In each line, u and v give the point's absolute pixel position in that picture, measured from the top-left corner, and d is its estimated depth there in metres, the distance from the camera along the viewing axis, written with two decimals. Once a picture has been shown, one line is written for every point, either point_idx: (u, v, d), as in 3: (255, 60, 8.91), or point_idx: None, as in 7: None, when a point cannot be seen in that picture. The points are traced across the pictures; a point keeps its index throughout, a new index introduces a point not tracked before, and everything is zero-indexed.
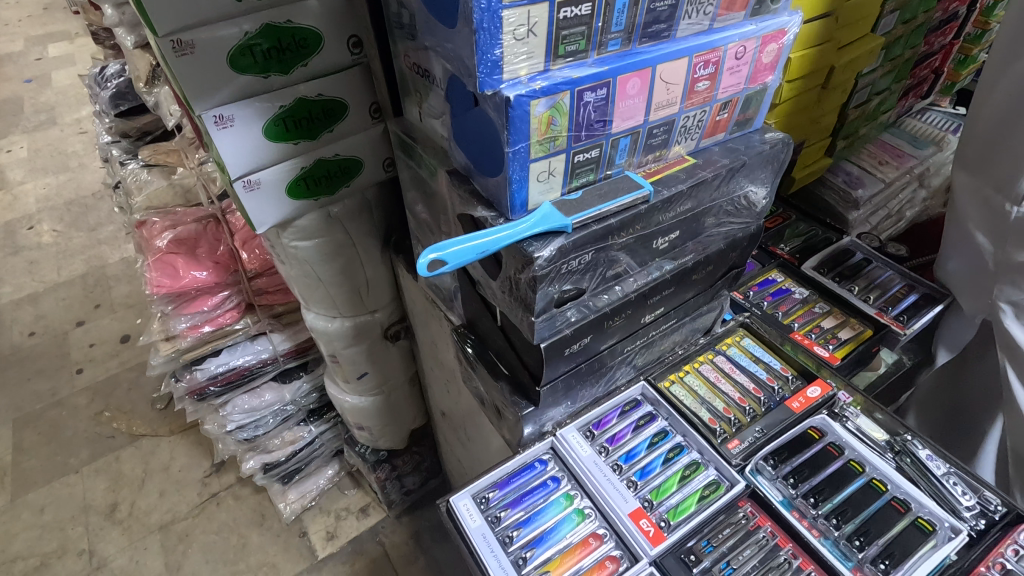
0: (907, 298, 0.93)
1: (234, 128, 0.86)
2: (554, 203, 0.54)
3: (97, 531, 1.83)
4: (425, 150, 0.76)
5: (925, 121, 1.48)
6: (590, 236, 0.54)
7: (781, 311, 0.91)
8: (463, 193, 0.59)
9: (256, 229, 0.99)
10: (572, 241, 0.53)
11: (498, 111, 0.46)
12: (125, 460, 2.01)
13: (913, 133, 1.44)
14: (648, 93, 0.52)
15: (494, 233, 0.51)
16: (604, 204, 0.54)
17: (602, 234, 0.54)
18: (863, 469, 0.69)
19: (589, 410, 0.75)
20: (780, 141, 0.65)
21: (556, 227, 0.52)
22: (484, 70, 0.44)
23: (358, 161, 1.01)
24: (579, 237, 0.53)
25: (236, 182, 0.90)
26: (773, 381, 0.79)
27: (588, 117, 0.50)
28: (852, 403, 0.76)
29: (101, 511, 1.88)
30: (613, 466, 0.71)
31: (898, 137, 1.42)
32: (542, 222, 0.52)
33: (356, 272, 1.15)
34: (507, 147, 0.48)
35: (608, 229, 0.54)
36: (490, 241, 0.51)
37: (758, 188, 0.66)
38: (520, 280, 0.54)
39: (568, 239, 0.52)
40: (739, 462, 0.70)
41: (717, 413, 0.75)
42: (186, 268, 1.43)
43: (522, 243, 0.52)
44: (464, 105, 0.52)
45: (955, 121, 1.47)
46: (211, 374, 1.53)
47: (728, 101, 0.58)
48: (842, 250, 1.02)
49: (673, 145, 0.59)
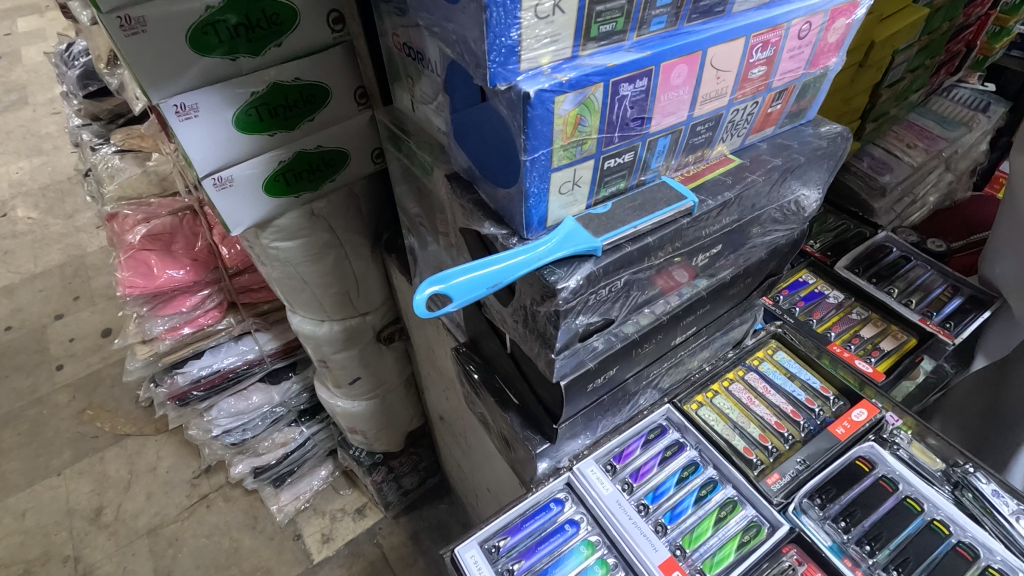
0: (952, 302, 0.85)
1: (200, 119, 0.75)
2: (579, 219, 0.45)
3: (82, 536, 1.76)
4: (419, 146, 0.65)
5: (953, 99, 1.37)
6: (621, 259, 0.44)
7: (815, 319, 0.82)
8: (466, 204, 0.50)
9: (231, 231, 0.89)
10: (600, 267, 0.43)
11: (513, 110, 0.36)
12: (110, 461, 1.92)
13: (942, 113, 1.32)
14: (696, 83, 0.42)
15: (506, 259, 0.42)
16: (640, 219, 0.44)
17: (635, 255, 0.45)
18: (922, 508, 0.62)
19: (609, 439, 0.67)
20: (838, 135, 0.55)
21: (583, 250, 0.43)
22: (496, 58, 0.34)
23: (343, 153, 0.90)
24: (607, 261, 0.43)
25: (205, 179, 0.80)
26: (813, 402, 0.71)
27: (624, 114, 0.40)
28: (902, 427, 0.69)
29: (85, 516, 1.80)
30: (639, 507, 0.63)
31: (925, 117, 1.31)
32: (566, 244, 0.43)
33: (344, 273, 1.05)
34: (524, 155, 0.38)
35: (643, 250, 0.45)
36: (505, 271, 0.41)
37: (809, 191, 0.57)
38: (538, 312, 0.45)
39: (596, 265, 0.43)
40: (781, 501, 0.62)
41: (752, 441, 0.67)
42: (161, 266, 1.30)
43: (543, 270, 0.43)
44: (469, 99, 0.42)
45: (984, 99, 1.38)
46: (194, 378, 1.44)
47: (784, 90, 0.48)
48: (876, 246, 0.94)
49: (718, 144, 0.49)
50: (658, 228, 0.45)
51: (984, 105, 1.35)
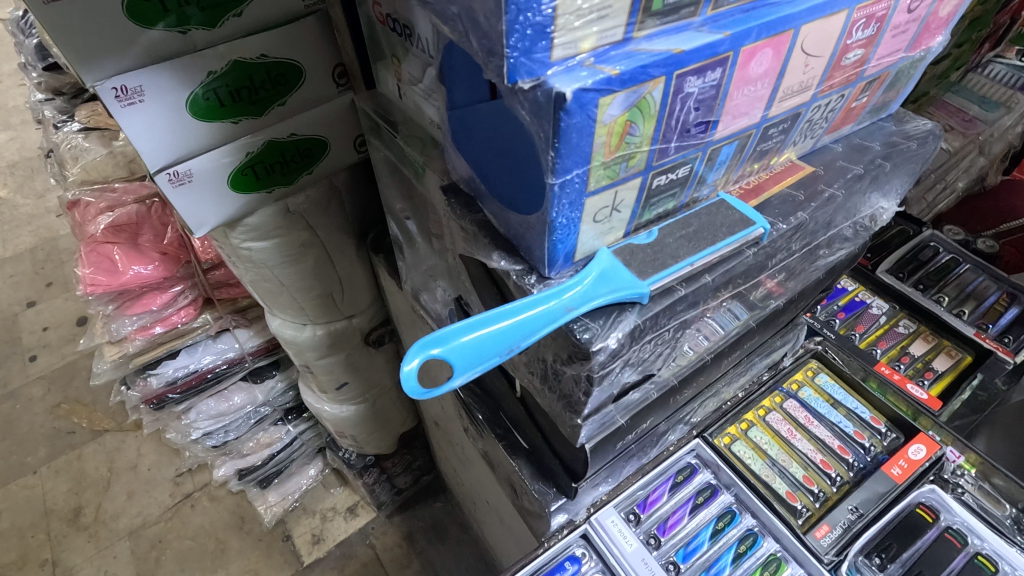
0: (1009, 312, 0.75)
1: (147, 103, 0.62)
2: (614, 250, 0.35)
3: (60, 539, 1.56)
4: (408, 141, 0.54)
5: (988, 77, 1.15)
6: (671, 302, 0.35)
7: (858, 333, 0.72)
8: (467, 227, 0.39)
9: (193, 233, 0.77)
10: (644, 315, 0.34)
11: (539, 116, 0.26)
12: (89, 458, 1.70)
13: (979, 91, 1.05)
14: (779, 75, 0.31)
15: (527, 310, 0.32)
16: (699, 252, 0.35)
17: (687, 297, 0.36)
18: (996, 568, 0.54)
19: (632, 482, 0.58)
20: (929, 134, 0.44)
21: (621, 298, 0.33)
22: (519, 43, 0.23)
23: (321, 141, 0.79)
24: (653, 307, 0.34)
25: (157, 173, 0.68)
26: (862, 435, 0.62)
27: (685, 118, 0.29)
28: (964, 464, 0.60)
29: (63, 517, 1.60)
30: (668, 566, 0.54)
31: (957, 96, 1.05)
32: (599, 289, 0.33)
33: (327, 275, 0.94)
34: (552, 178, 0.28)
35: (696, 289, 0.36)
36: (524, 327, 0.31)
37: (887, 203, 0.48)
38: (563, 372, 0.35)
39: (640, 313, 0.34)
40: (832, 559, 0.54)
41: (795, 484, 0.59)
42: (126, 260, 1.09)
43: (571, 325, 0.33)
44: (474, 93, 0.31)
45: None
46: (169, 380, 1.27)
47: (875, 79, 0.38)
48: (921, 246, 0.83)
49: (787, 148, 0.39)
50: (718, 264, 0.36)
51: None
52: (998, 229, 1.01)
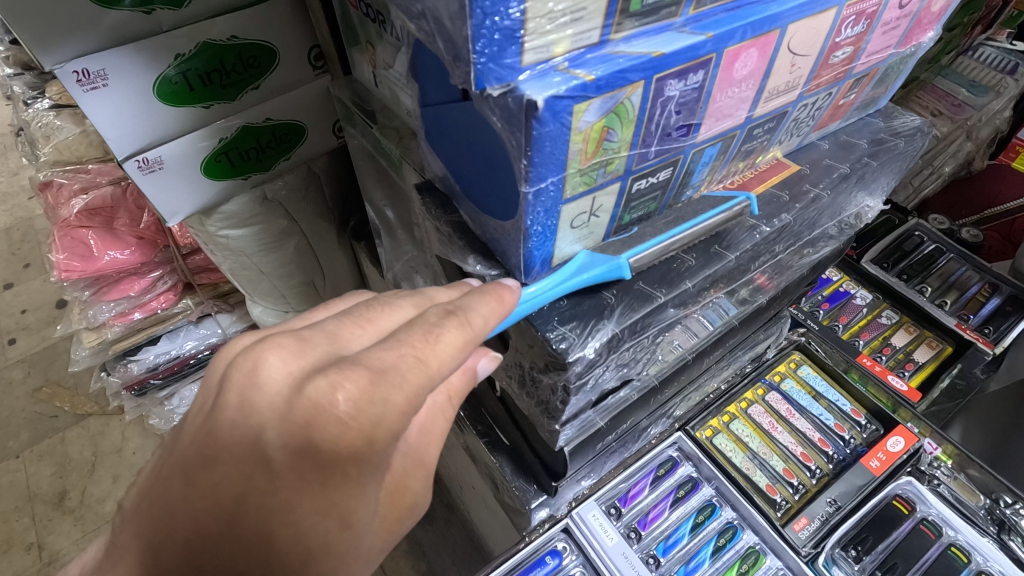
0: (990, 302, 0.75)
1: (113, 88, 0.60)
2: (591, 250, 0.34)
3: (45, 523, 1.29)
4: (384, 132, 0.52)
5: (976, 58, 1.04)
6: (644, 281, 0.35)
7: (841, 324, 0.72)
8: (443, 229, 0.38)
9: (167, 221, 0.75)
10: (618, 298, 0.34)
11: (511, 124, 0.24)
12: (73, 442, 1.40)
13: (968, 75, 1.02)
14: (764, 75, 0.30)
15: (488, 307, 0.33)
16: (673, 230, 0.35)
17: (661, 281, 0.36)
18: (968, 558, 0.54)
19: (613, 477, 0.58)
20: (916, 131, 0.43)
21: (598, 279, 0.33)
22: (486, 48, 0.22)
23: (298, 125, 0.76)
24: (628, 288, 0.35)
25: (125, 161, 0.65)
26: (842, 427, 0.62)
27: (665, 122, 0.28)
28: (941, 456, 0.60)
29: (47, 501, 1.32)
30: (648, 560, 0.55)
31: (947, 80, 1.02)
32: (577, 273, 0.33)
33: (307, 262, 0.93)
34: (525, 186, 0.26)
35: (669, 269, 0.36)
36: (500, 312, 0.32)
37: (874, 201, 0.48)
38: (541, 379, 0.35)
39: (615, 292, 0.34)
40: (809, 551, 0.55)
41: (775, 476, 0.59)
42: (101, 246, 1.06)
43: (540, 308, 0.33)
44: (445, 92, 0.30)
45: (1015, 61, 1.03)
46: (150, 366, 1.26)
47: (864, 76, 0.37)
48: (906, 236, 0.82)
49: (773, 147, 0.38)
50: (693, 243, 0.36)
51: (1012, 66, 1.02)
52: (983, 215, 1.01)
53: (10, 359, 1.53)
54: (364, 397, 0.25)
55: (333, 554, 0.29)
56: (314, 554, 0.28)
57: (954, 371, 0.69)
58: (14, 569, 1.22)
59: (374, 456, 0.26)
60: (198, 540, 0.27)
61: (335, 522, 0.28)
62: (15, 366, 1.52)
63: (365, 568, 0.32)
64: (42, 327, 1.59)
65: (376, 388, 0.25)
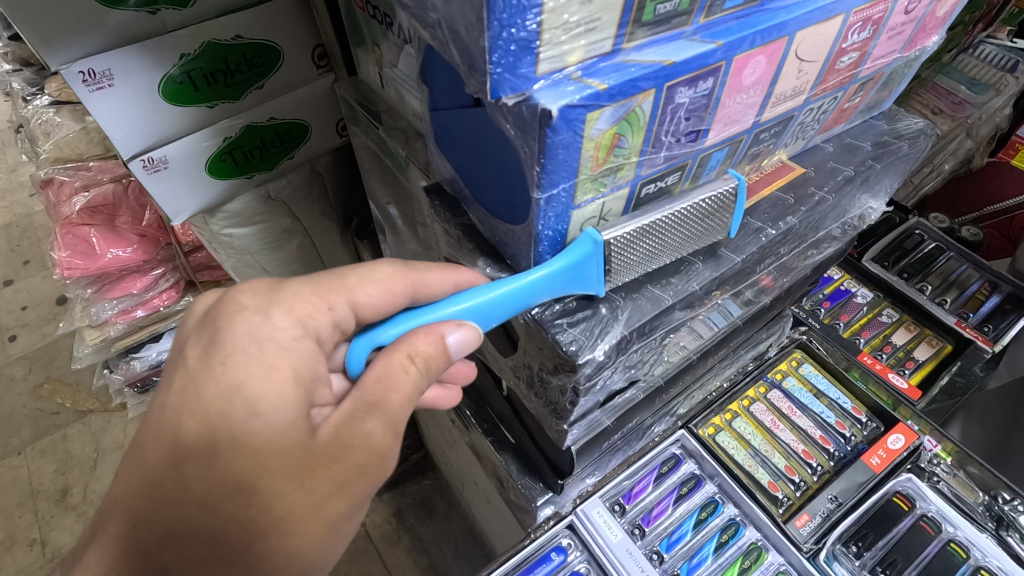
0: (990, 300, 0.76)
1: (118, 87, 0.60)
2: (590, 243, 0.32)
3: (48, 519, 1.29)
4: (390, 133, 0.53)
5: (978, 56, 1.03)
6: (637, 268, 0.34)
7: (842, 322, 0.73)
8: (451, 231, 0.38)
9: (171, 220, 0.75)
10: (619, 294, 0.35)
11: (524, 132, 0.25)
12: (75, 439, 1.41)
13: (969, 72, 1.01)
14: (771, 82, 0.30)
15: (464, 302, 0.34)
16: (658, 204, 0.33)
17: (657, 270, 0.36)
18: (967, 554, 0.55)
19: (618, 474, 0.59)
20: (920, 133, 0.44)
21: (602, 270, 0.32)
22: (502, 59, 0.22)
23: (302, 124, 0.76)
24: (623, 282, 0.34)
25: (130, 160, 0.66)
26: (843, 425, 0.63)
27: (675, 129, 0.29)
28: (940, 453, 0.61)
29: (50, 497, 1.32)
30: (651, 555, 0.55)
31: (948, 78, 1.01)
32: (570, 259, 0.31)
33: (310, 260, 0.93)
34: (538, 192, 0.27)
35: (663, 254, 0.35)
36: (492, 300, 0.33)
37: (876, 202, 0.48)
38: (550, 380, 0.36)
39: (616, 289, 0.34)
40: (811, 547, 0.55)
41: (777, 474, 0.60)
42: (103, 244, 1.06)
43: None
44: (456, 99, 0.30)
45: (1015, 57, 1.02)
46: (151, 363, 1.28)
47: (869, 80, 0.37)
48: (906, 234, 0.83)
49: (779, 150, 0.39)
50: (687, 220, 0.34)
51: (1012, 64, 1.01)
52: (982, 212, 1.02)
53: (11, 356, 1.54)
54: (268, 291, 0.36)
55: (244, 446, 0.32)
56: (222, 442, 0.31)
57: (953, 369, 0.69)
58: (18, 565, 1.23)
59: (275, 333, 0.34)
60: (139, 445, 0.32)
61: (240, 403, 0.32)
62: (15, 363, 1.52)
63: (297, 502, 0.32)
64: (43, 324, 1.59)
65: (275, 288, 0.36)
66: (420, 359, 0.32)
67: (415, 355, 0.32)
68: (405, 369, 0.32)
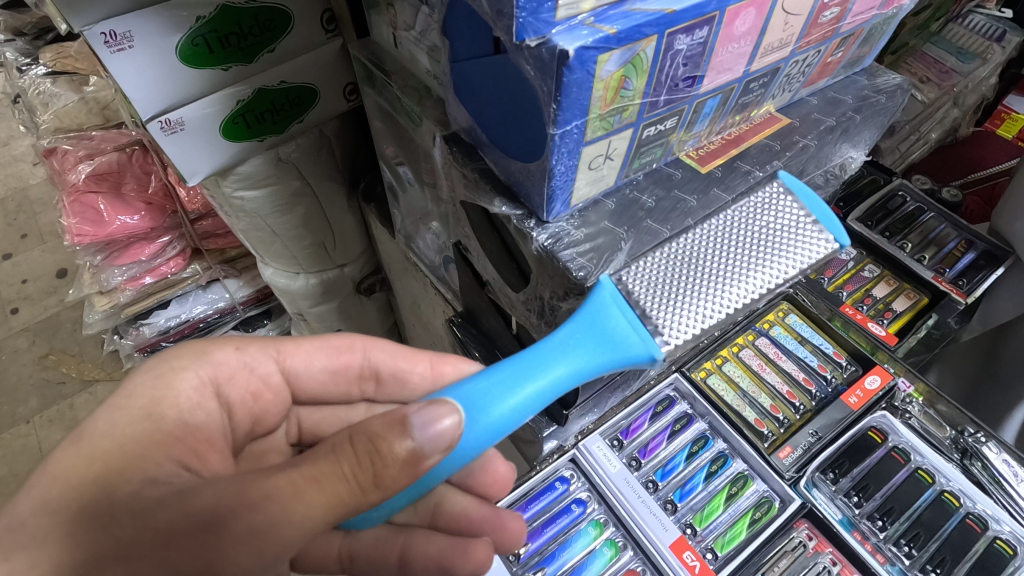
0: (965, 257, 0.78)
1: (137, 48, 0.62)
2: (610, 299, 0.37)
3: None
4: (403, 91, 0.56)
5: (966, 25, 1.06)
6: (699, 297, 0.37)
7: (826, 277, 0.77)
8: (469, 176, 0.42)
9: (186, 182, 0.78)
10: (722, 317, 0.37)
11: (543, 72, 0.28)
12: (84, 408, 1.44)
13: (958, 42, 1.04)
14: (761, 32, 0.34)
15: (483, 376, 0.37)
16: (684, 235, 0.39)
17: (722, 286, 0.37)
18: (934, 479, 0.60)
19: (617, 413, 0.64)
20: (897, 88, 0.47)
21: (634, 321, 0.36)
22: (527, 6, 0.26)
23: (311, 89, 0.79)
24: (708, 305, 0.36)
25: (149, 122, 0.68)
26: (824, 368, 0.68)
27: (673, 74, 0.32)
28: (913, 393, 0.65)
29: None
30: (647, 484, 0.61)
31: (937, 47, 1.04)
32: (595, 322, 0.37)
33: (318, 224, 0.96)
34: (553, 128, 0.30)
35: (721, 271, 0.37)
36: (512, 387, 0.36)
37: (856, 153, 0.52)
38: (559, 308, 0.40)
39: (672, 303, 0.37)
40: (792, 475, 0.60)
41: (763, 412, 0.65)
42: (111, 211, 1.09)
43: (555, 228, 0.38)
44: (476, 48, 0.34)
45: (1003, 26, 1.04)
46: (161, 329, 1.30)
47: (850, 35, 0.41)
48: (891, 195, 0.85)
49: (767, 101, 0.43)
50: (723, 236, 0.39)
51: (999, 34, 1.03)
52: (967, 178, 0.99)
53: (14, 328, 1.56)
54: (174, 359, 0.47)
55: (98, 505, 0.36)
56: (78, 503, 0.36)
57: (929, 321, 0.73)
58: None
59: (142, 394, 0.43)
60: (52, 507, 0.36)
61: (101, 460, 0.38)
62: (20, 334, 1.55)
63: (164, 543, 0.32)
64: (44, 297, 1.62)
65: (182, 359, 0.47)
66: (356, 436, 0.33)
67: (356, 433, 0.33)
68: (341, 448, 0.32)
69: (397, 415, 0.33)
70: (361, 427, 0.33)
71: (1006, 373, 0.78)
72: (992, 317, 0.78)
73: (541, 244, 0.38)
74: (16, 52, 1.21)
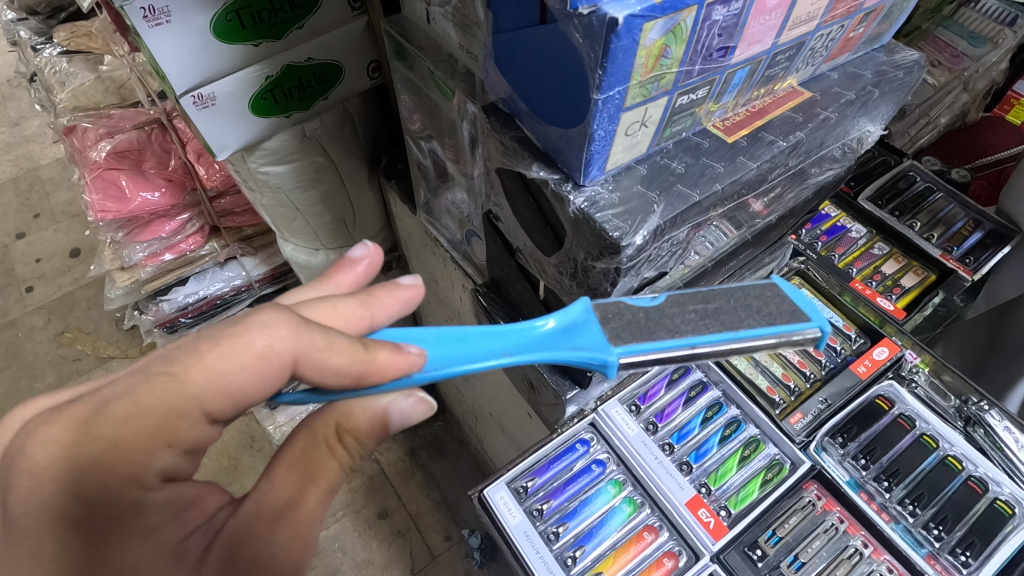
0: (973, 236, 0.79)
1: (173, 21, 0.64)
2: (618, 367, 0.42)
3: None
4: (436, 66, 0.58)
5: (978, 10, 1.07)
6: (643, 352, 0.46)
7: (837, 254, 0.79)
8: (506, 144, 0.44)
9: (215, 156, 0.79)
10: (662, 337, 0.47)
11: (591, 39, 0.31)
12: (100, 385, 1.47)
13: (969, 27, 1.05)
14: (790, 7, 0.36)
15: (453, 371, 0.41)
16: (757, 328, 0.43)
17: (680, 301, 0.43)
18: (938, 445, 0.63)
19: (635, 380, 0.67)
20: (915, 64, 0.49)
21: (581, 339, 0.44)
22: None
23: (336, 65, 0.81)
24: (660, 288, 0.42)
25: (182, 96, 0.70)
26: (834, 340, 0.70)
27: (709, 43, 0.34)
28: (919, 364, 0.67)
29: None
30: (664, 447, 0.64)
31: (949, 31, 1.05)
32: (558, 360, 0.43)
33: (341, 200, 0.98)
34: (597, 93, 0.33)
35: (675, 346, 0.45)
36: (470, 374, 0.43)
37: (874, 127, 0.54)
38: (592, 268, 0.43)
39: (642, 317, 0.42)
40: (802, 439, 0.64)
41: (775, 380, 0.68)
42: (133, 187, 1.09)
43: (592, 193, 0.40)
44: (522, 19, 0.36)
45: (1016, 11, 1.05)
46: (180, 305, 1.31)
47: (871, 12, 0.43)
48: (900, 176, 0.86)
49: (791, 75, 0.45)
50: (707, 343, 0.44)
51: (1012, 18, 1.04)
52: (975, 164, 0.99)
53: (30, 305, 1.59)
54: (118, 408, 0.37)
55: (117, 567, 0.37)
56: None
57: (936, 297, 0.75)
58: None
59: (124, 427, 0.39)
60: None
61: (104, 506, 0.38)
62: (36, 312, 1.58)
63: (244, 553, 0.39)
64: (58, 275, 1.65)
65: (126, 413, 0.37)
66: (344, 431, 0.42)
67: (341, 431, 0.42)
68: (332, 448, 0.42)
69: (379, 407, 0.42)
70: (342, 423, 0.42)
71: (1008, 350, 0.81)
72: (996, 295, 0.81)
73: (577, 207, 0.40)
74: (32, 32, 1.25)
